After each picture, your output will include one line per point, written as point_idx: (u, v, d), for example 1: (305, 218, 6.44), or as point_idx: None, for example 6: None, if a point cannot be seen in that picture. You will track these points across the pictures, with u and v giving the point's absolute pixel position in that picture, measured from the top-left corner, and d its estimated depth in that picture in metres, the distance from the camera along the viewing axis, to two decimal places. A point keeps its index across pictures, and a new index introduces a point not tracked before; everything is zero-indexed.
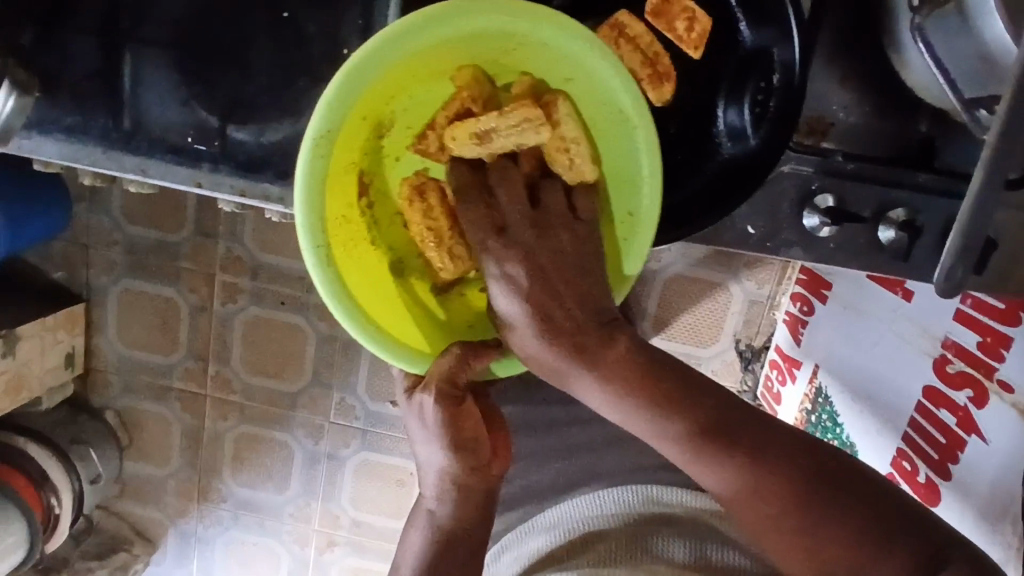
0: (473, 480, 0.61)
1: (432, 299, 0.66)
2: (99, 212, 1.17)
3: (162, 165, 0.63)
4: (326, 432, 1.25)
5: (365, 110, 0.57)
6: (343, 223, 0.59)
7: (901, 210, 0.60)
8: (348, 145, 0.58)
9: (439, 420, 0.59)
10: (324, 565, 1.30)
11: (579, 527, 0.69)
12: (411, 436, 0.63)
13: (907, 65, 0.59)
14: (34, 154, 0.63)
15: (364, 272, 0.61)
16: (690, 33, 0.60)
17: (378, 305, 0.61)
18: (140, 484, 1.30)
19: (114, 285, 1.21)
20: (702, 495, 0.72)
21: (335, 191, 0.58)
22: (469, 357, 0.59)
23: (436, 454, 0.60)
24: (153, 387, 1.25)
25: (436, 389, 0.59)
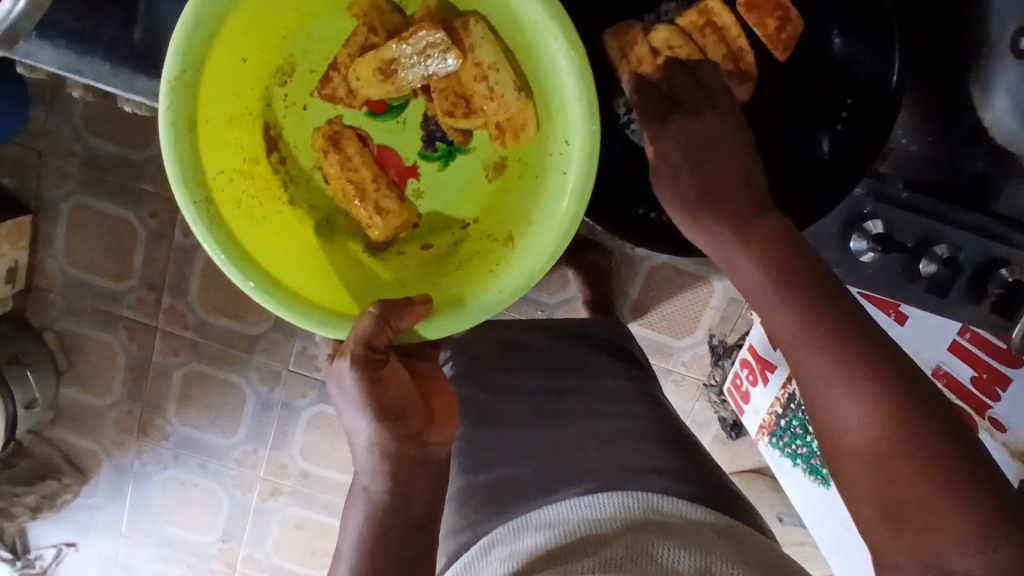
0: (405, 448, 0.59)
1: (367, 258, 0.66)
2: (58, 118, 1.07)
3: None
4: (283, 379, 1.20)
5: (244, 50, 0.58)
6: (237, 177, 0.59)
7: (945, 246, 0.60)
8: (231, 88, 0.58)
9: (358, 389, 0.56)
10: (265, 514, 1.27)
11: (578, 531, 0.60)
12: (339, 406, 0.61)
13: (986, 106, 0.60)
14: (28, 60, 0.56)
15: (272, 230, 0.60)
16: (780, 32, 0.63)
17: (288, 260, 0.60)
18: (76, 413, 1.23)
19: (67, 199, 1.11)
20: (702, 506, 0.63)
21: (218, 144, 0.57)
22: (389, 316, 0.56)
23: (361, 423, 0.59)
24: (100, 314, 1.17)
25: (352, 356, 0.56)
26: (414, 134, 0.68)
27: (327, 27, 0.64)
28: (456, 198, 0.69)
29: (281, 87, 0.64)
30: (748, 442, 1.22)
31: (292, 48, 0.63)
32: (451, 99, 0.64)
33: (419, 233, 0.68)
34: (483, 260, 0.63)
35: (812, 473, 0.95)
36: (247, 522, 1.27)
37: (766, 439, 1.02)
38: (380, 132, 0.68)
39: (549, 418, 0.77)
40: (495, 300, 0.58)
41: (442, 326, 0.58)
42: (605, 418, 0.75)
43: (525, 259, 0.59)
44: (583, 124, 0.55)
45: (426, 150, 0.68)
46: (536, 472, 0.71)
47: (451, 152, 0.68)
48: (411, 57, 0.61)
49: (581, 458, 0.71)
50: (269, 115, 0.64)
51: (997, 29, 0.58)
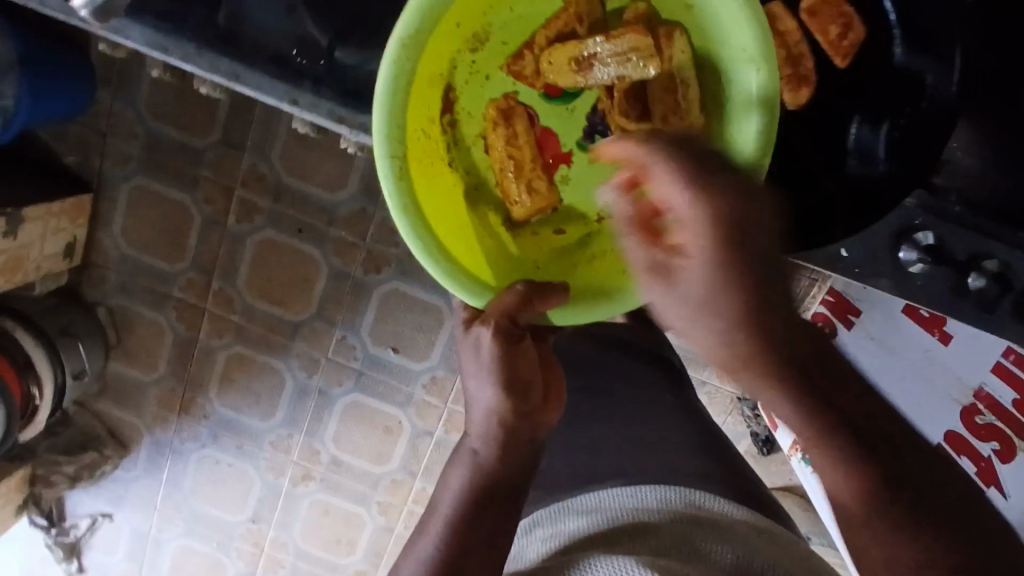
0: (517, 424, 0.61)
1: (504, 232, 0.68)
2: (125, 102, 1.12)
3: (258, 77, 0.59)
4: (321, 366, 1.22)
5: (459, 16, 0.59)
6: (421, 137, 0.60)
7: (995, 262, 0.59)
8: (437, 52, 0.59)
9: (495, 357, 0.59)
10: (294, 498, 1.29)
11: (618, 518, 0.61)
12: (463, 371, 0.63)
13: None
14: (119, 37, 0.58)
15: (436, 193, 0.62)
16: (841, 40, 0.64)
17: (441, 219, 0.61)
18: (121, 387, 1.27)
19: (128, 180, 1.16)
20: (745, 507, 0.64)
21: (414, 104, 0.59)
22: (535, 297, 0.58)
23: (485, 393, 0.60)
24: (151, 292, 1.21)
25: (495, 324, 0.58)
26: (579, 122, 0.68)
27: (536, 5, 0.65)
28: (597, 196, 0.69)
29: (472, 52, 0.64)
30: (779, 459, 1.21)
31: (493, 19, 0.63)
32: (627, 99, 0.64)
33: (554, 218, 0.69)
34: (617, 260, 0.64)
35: None
36: (278, 505, 1.30)
37: (800, 456, 1.01)
38: (548, 114, 0.68)
39: (586, 416, 0.78)
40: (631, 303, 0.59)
41: (578, 315, 0.60)
42: (642, 422, 0.76)
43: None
44: (758, 142, 0.55)
45: (585, 140, 0.68)
46: (571, 468, 0.72)
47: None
48: (605, 56, 0.62)
49: (616, 458, 0.72)
50: (453, 79, 0.64)
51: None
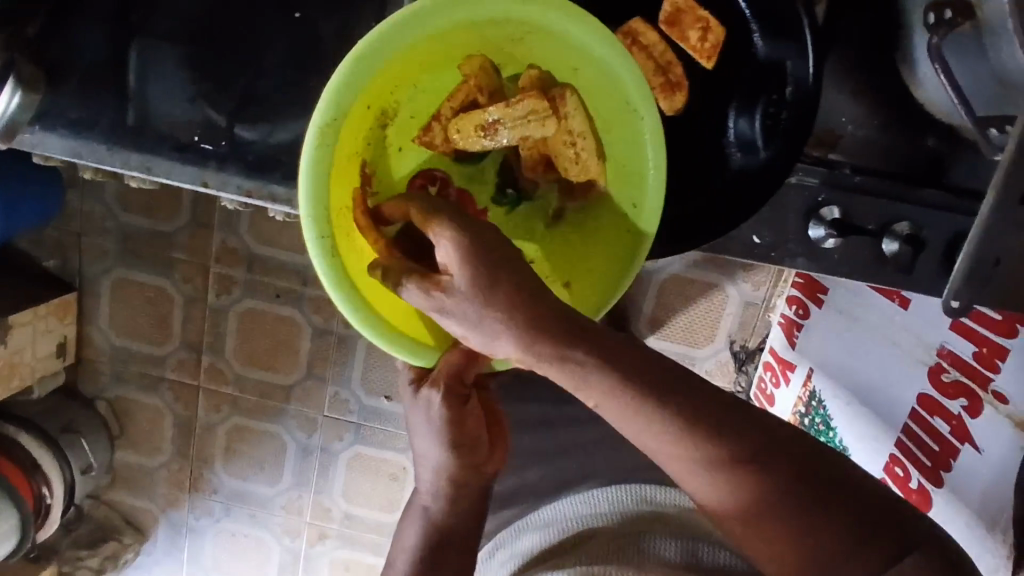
0: (465, 476, 0.61)
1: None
2: (93, 199, 1.16)
3: (168, 163, 0.62)
4: (319, 424, 1.24)
5: (369, 99, 0.57)
6: (347, 217, 0.58)
7: (906, 224, 0.62)
8: (350, 133, 0.57)
9: (444, 418, 0.58)
10: (314, 558, 1.30)
11: (573, 526, 0.68)
12: (411, 432, 0.62)
13: (919, 83, 0.60)
14: (37, 150, 0.62)
15: (368, 269, 0.59)
16: (704, 43, 0.62)
17: (380, 295, 0.59)
18: (131, 474, 1.29)
19: (107, 274, 1.19)
20: (693, 497, 0.71)
21: (337, 185, 0.57)
22: (477, 354, 0.58)
23: (433, 452, 0.60)
24: (145, 377, 1.24)
25: (445, 386, 0.57)
26: (489, 180, 0.68)
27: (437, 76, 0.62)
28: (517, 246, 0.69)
29: (384, 128, 0.62)
30: None
31: (402, 92, 0.61)
32: (534, 156, 0.65)
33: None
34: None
35: None
36: (299, 567, 1.31)
37: None
38: (460, 176, 0.67)
39: None
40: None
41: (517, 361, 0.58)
42: None
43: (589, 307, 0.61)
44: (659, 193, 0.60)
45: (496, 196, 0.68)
46: None
47: (519, 202, 0.68)
48: (508, 126, 0.61)
49: None
50: (369, 153, 0.61)
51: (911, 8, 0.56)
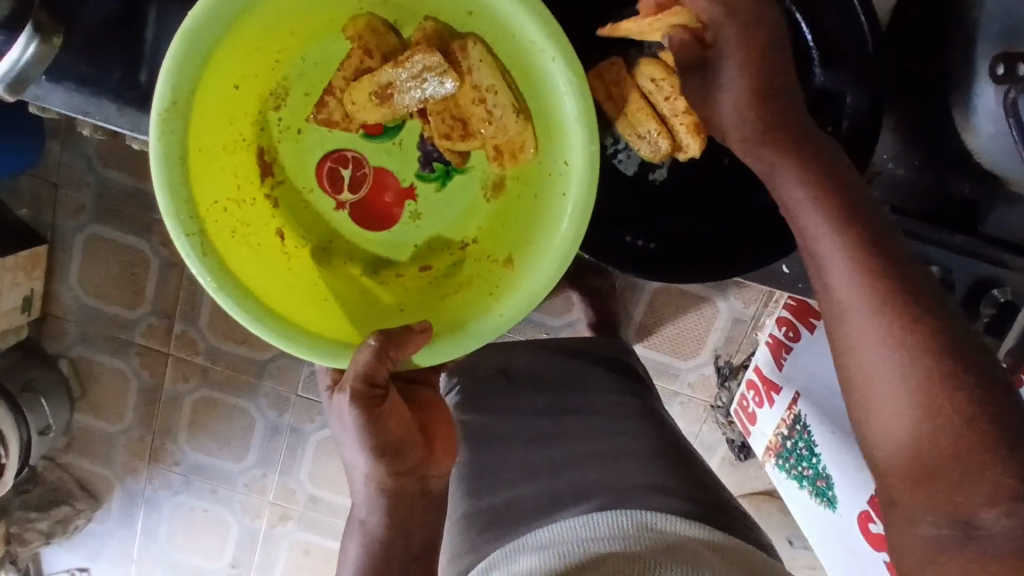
0: (403, 484, 0.60)
1: (364, 279, 0.66)
2: (74, 153, 1.10)
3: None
4: (291, 404, 1.21)
5: (235, 76, 0.58)
6: (234, 206, 0.59)
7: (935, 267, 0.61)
8: (220, 113, 0.58)
9: (358, 423, 0.57)
10: (274, 539, 1.27)
11: (574, 551, 0.60)
12: (337, 437, 0.61)
13: (971, 131, 0.59)
14: (39, 102, 0.58)
15: (267, 264, 0.60)
16: None
17: (282, 292, 0.59)
18: (89, 439, 1.24)
19: (81, 230, 1.14)
20: (696, 523, 0.63)
21: (213, 171, 0.58)
22: (388, 348, 0.55)
23: (358, 458, 0.59)
24: (113, 341, 1.19)
25: (352, 390, 0.56)
26: (412, 153, 0.67)
27: (323, 49, 0.64)
28: (456, 220, 0.68)
29: (276, 110, 0.64)
30: (757, 463, 1.21)
31: (287, 70, 0.63)
32: (447, 122, 0.62)
33: (417, 253, 0.68)
34: (483, 282, 0.63)
35: (819, 496, 0.92)
36: (257, 547, 1.28)
37: (773, 461, 1.01)
38: (376, 153, 0.67)
39: (553, 435, 0.77)
40: (497, 324, 0.58)
41: (445, 353, 0.58)
42: (602, 434, 0.76)
43: (524, 283, 0.59)
44: (582, 150, 0.55)
45: (423, 170, 0.67)
46: (539, 491, 0.72)
47: (449, 173, 0.67)
48: (408, 81, 0.60)
49: (581, 476, 0.71)
50: (264, 140, 0.63)
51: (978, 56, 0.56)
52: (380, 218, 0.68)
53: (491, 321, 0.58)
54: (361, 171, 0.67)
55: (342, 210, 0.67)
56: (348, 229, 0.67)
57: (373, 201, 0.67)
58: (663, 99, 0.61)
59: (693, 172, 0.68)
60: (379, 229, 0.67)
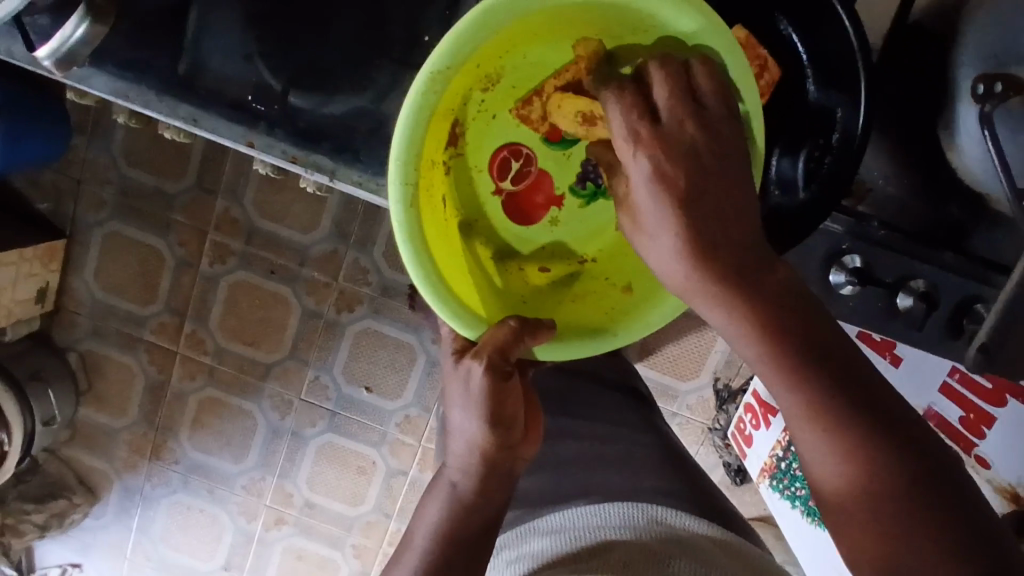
0: (499, 459, 0.59)
1: (490, 265, 0.66)
2: (100, 150, 1.14)
3: (215, 119, 0.62)
4: (293, 408, 1.23)
5: (483, 57, 0.57)
6: (427, 167, 0.59)
7: (922, 281, 0.62)
8: (457, 83, 0.57)
9: (483, 393, 0.57)
10: (267, 543, 1.28)
11: (585, 535, 0.61)
12: (449, 400, 0.61)
13: (955, 149, 0.61)
14: (82, 84, 0.62)
15: (437, 228, 0.60)
16: (758, 79, 0.61)
17: (443, 253, 0.60)
18: (92, 432, 1.26)
19: (101, 225, 1.17)
20: (702, 520, 0.65)
21: (429, 131, 0.58)
22: (525, 333, 0.58)
23: (469, 424, 0.59)
24: (123, 336, 1.21)
25: (487, 360, 0.57)
26: (572, 168, 0.65)
27: (548, 55, 0.60)
28: (582, 235, 0.67)
29: (481, 91, 0.61)
30: (752, 488, 1.22)
31: (507, 62, 0.60)
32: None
33: (540, 255, 0.68)
34: (597, 303, 0.65)
35: (809, 514, 0.93)
36: (250, 550, 1.28)
37: (767, 482, 1.02)
38: (546, 157, 0.65)
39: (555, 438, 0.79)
40: (609, 342, 0.62)
41: (568, 351, 0.61)
42: (608, 441, 0.78)
43: (641, 314, 0.62)
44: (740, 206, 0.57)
45: (577, 185, 0.66)
46: (538, 490, 0.73)
47: (596, 195, 0.66)
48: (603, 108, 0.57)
49: (582, 476, 0.72)
50: (461, 113, 0.61)
51: (962, 80, 0.59)
52: (523, 214, 0.67)
53: (602, 338, 0.62)
54: (526, 167, 0.66)
55: (497, 196, 0.66)
56: (495, 214, 0.66)
57: (525, 199, 0.66)
58: None
59: None
60: (518, 223, 0.67)
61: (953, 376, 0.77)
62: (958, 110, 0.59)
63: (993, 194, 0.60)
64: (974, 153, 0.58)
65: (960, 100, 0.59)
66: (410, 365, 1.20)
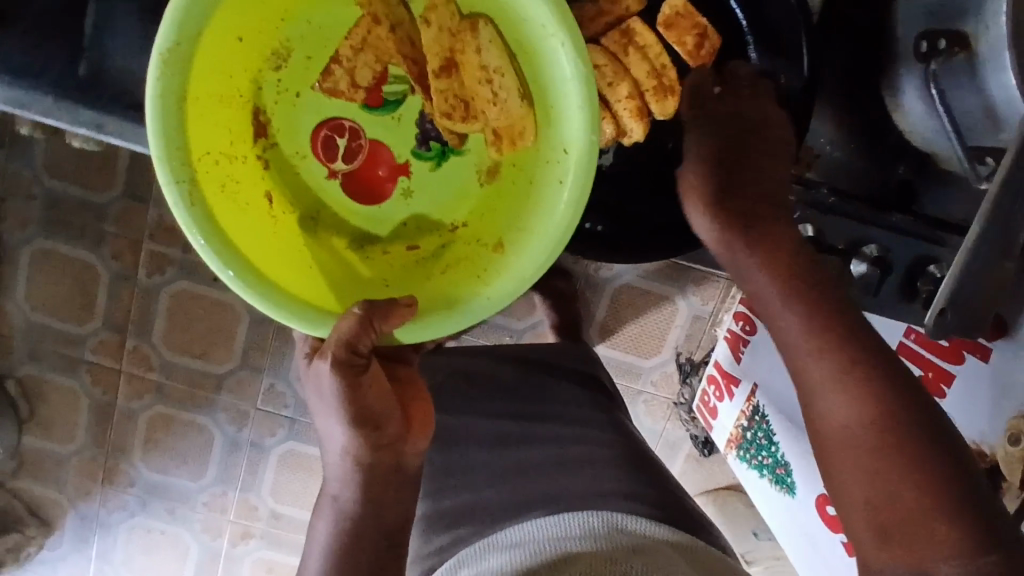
0: (379, 457, 0.58)
1: (350, 254, 0.61)
2: (18, 163, 1.07)
3: (122, 122, 0.59)
4: (251, 418, 1.19)
5: (240, 28, 0.54)
6: (226, 162, 0.55)
7: (874, 246, 0.62)
8: (223, 66, 0.54)
9: (338, 393, 0.54)
10: (235, 558, 1.24)
11: (542, 549, 0.59)
12: (315, 410, 0.59)
13: (899, 109, 0.60)
14: None
15: (256, 229, 0.55)
16: (699, 49, 0.61)
17: (268, 256, 0.55)
18: (39, 461, 1.20)
19: (27, 243, 1.10)
20: (662, 525, 0.63)
21: (208, 123, 0.53)
22: (374, 319, 0.52)
23: (337, 430, 0.57)
24: (63, 358, 1.15)
25: (334, 357, 0.53)
26: (409, 129, 0.62)
27: (333, 14, 0.59)
28: (446, 202, 0.62)
29: (275, 70, 0.58)
30: (720, 459, 1.23)
31: (288, 31, 0.58)
32: (451, 101, 0.57)
33: (404, 232, 0.62)
34: (470, 265, 0.58)
35: (778, 483, 0.93)
36: (217, 567, 1.25)
37: (734, 453, 1.02)
38: (372, 124, 0.61)
39: (519, 441, 0.77)
40: (483, 308, 0.55)
41: (429, 328, 0.55)
42: (572, 443, 0.76)
43: (514, 268, 0.55)
44: (581, 137, 0.52)
45: (419, 148, 0.62)
46: (503, 491, 0.71)
47: (445, 154, 0.62)
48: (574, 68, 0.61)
49: (547, 483, 0.71)
50: (260, 99, 0.58)
51: (903, 37, 0.58)
52: (371, 192, 0.62)
53: (475, 308, 0.55)
54: (356, 142, 0.61)
55: (333, 180, 0.61)
56: (339, 202, 0.61)
57: (365, 174, 0.62)
58: (605, 84, 0.60)
59: (639, 159, 0.67)
60: (369, 204, 0.62)
61: (910, 337, 0.79)
62: (901, 67, 0.58)
63: (936, 151, 0.59)
64: (918, 112, 0.57)
65: (903, 57, 0.57)
66: None
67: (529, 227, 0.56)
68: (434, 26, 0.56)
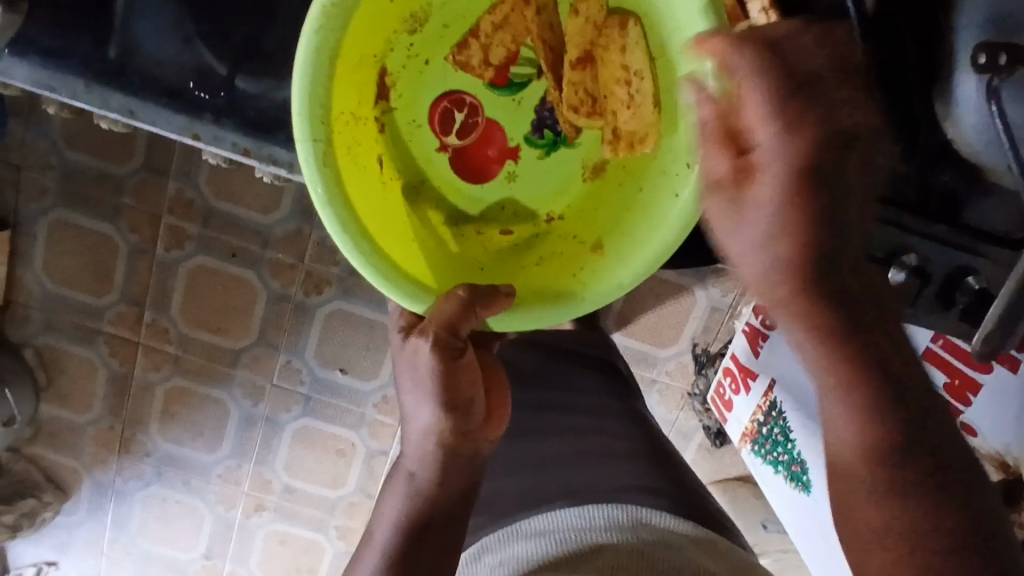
0: (458, 447, 0.58)
1: (445, 231, 0.63)
2: (38, 132, 1.06)
3: (155, 111, 0.58)
4: (267, 393, 1.19)
5: None
6: (351, 123, 0.56)
7: (913, 256, 0.62)
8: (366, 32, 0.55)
9: (434, 373, 0.55)
10: (248, 530, 1.26)
11: (567, 540, 0.59)
12: (401, 388, 0.59)
13: (951, 121, 0.57)
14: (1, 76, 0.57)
15: (369, 192, 0.57)
16: None
17: (379, 219, 0.56)
18: (56, 430, 1.21)
19: (46, 214, 1.10)
20: (686, 521, 0.63)
21: (343, 85, 0.55)
22: (476, 303, 0.53)
23: (425, 411, 0.57)
24: (80, 329, 1.16)
25: (434, 336, 0.54)
26: (526, 115, 0.63)
27: None
28: (546, 193, 0.64)
29: (410, 35, 0.60)
30: (732, 451, 1.23)
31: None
32: (580, 95, 0.60)
33: (499, 214, 0.65)
34: (565, 262, 0.60)
35: (792, 480, 0.93)
36: (231, 538, 1.26)
37: (749, 447, 1.02)
38: (494, 106, 0.63)
39: (533, 429, 0.76)
40: (578, 309, 0.55)
41: (525, 321, 0.55)
42: (590, 434, 0.75)
43: (611, 273, 0.55)
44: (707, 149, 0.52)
45: (533, 134, 0.63)
46: (523, 484, 0.71)
47: (556, 144, 0.64)
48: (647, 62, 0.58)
49: (572, 473, 0.70)
50: (388, 64, 0.60)
51: (959, 43, 0.54)
52: (475, 171, 0.64)
53: (569, 304, 0.55)
54: (473, 118, 0.63)
55: (443, 153, 0.64)
56: (442, 173, 0.64)
57: (474, 153, 0.64)
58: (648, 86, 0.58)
59: None
60: (471, 183, 0.64)
61: (936, 342, 0.74)
62: (954, 76, 0.55)
63: (987, 164, 0.56)
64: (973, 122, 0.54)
65: (959, 65, 0.54)
66: (384, 345, 1.17)
67: (630, 232, 0.57)
68: (581, 17, 0.58)
